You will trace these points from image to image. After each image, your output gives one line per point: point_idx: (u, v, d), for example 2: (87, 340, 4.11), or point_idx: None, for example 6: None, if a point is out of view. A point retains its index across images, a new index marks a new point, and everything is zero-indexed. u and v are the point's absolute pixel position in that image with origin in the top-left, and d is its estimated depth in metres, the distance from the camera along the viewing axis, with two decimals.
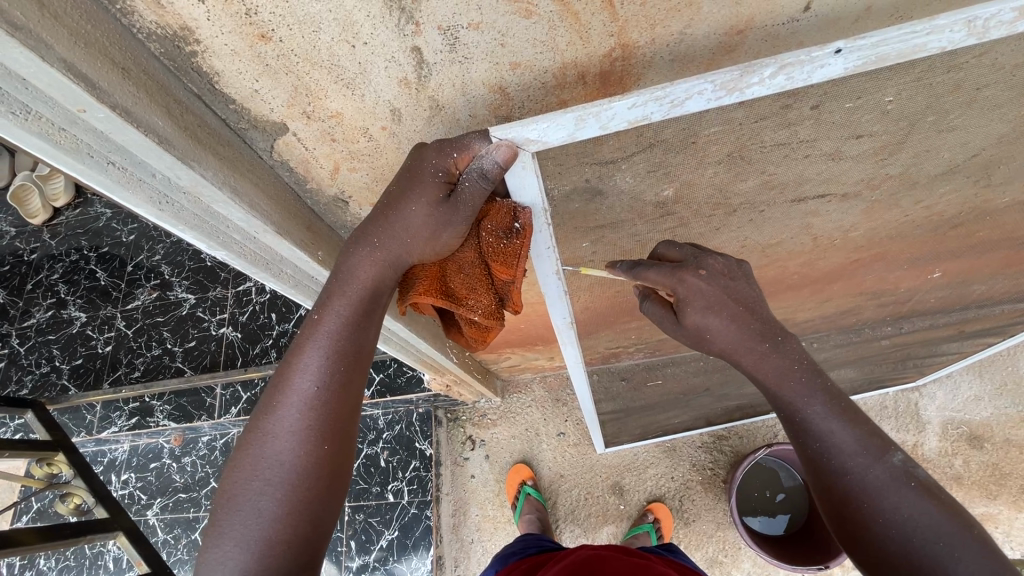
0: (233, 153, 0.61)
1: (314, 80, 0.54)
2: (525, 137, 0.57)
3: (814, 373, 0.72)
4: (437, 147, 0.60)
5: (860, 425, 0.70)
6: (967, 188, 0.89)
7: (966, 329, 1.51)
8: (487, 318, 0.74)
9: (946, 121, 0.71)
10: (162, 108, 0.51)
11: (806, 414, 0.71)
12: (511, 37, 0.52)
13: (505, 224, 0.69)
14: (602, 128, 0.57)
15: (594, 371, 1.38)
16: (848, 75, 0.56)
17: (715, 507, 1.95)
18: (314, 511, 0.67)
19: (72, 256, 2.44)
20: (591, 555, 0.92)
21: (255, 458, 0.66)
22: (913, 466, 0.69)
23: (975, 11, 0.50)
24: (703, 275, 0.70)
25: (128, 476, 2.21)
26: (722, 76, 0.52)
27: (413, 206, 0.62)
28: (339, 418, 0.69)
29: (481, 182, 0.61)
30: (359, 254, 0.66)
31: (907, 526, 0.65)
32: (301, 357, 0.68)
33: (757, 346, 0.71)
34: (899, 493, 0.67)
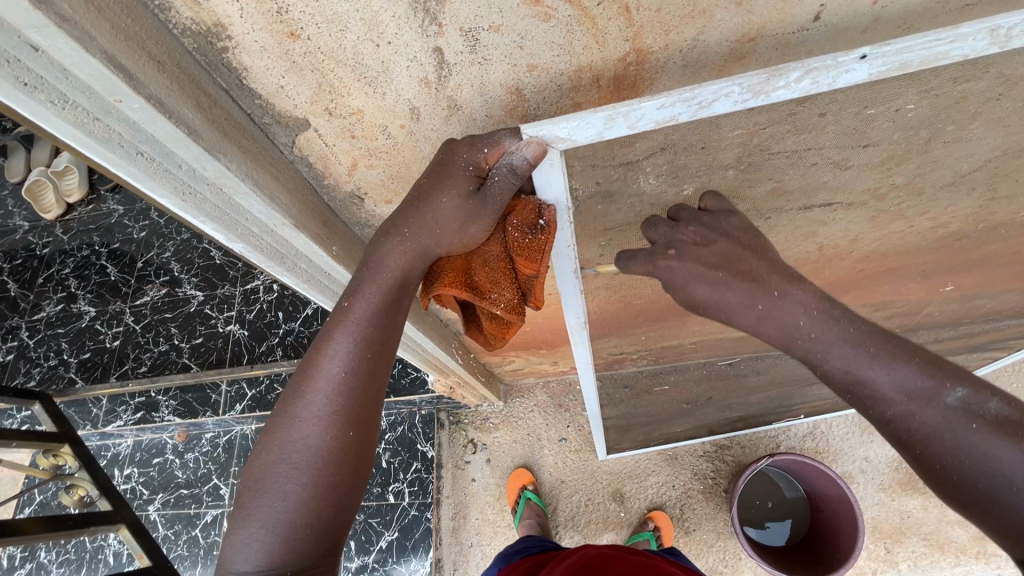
0: (256, 146, 0.62)
1: (338, 77, 0.56)
2: (556, 134, 0.60)
3: (830, 319, 0.66)
4: (469, 142, 0.62)
5: (899, 366, 0.63)
6: (973, 200, 0.90)
7: (971, 342, 1.52)
8: (510, 311, 0.70)
9: (953, 132, 0.72)
10: (192, 101, 0.53)
11: (832, 362, 0.66)
12: (530, 40, 0.53)
13: (530, 220, 0.69)
14: (629, 128, 0.59)
15: (599, 376, 1.39)
16: (872, 81, 0.57)
17: (716, 517, 1.94)
18: (338, 496, 0.68)
19: (84, 252, 2.47)
20: (597, 553, 0.94)
21: (283, 441, 0.68)
22: (978, 395, 0.61)
23: (998, 20, 0.52)
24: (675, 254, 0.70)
25: (131, 471, 2.22)
26: (750, 78, 0.53)
27: (445, 197, 0.63)
28: (365, 406, 0.70)
29: (510, 177, 0.63)
30: (390, 243, 0.67)
31: (973, 471, 0.60)
32: (330, 344, 0.69)
33: (750, 308, 0.68)
34: (961, 435, 0.60)
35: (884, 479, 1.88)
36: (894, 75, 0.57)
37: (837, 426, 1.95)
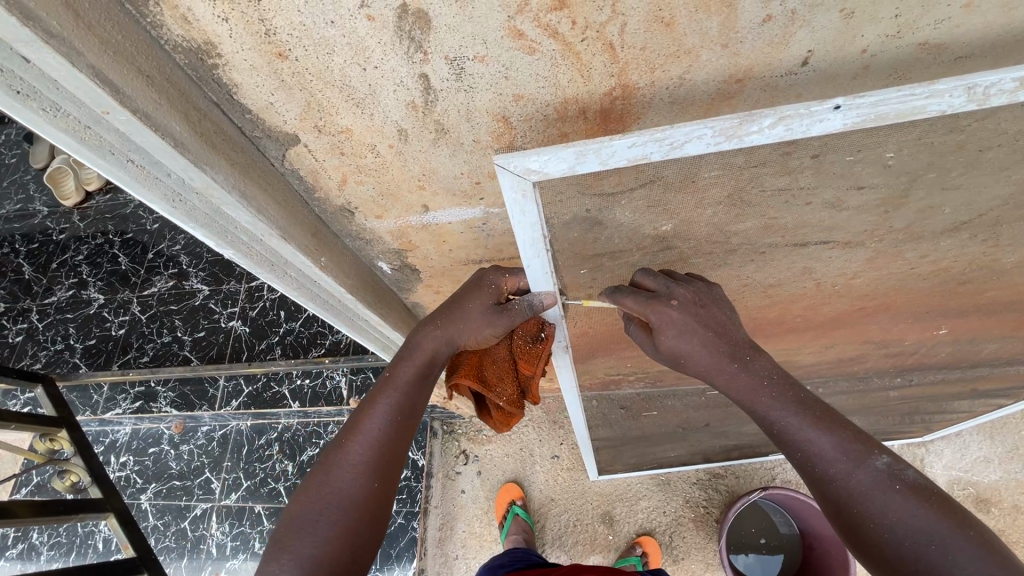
0: (245, 158, 0.64)
1: (327, 97, 0.57)
2: (527, 167, 0.59)
3: (785, 384, 0.75)
4: (496, 269, 0.85)
5: (837, 431, 0.70)
6: (975, 246, 0.88)
7: (977, 387, 1.48)
8: (510, 404, 0.93)
9: (949, 179, 0.71)
10: (181, 114, 0.54)
11: (782, 426, 0.73)
12: (515, 71, 0.54)
13: (533, 332, 0.91)
14: (602, 163, 0.59)
15: (591, 396, 1.37)
16: (847, 131, 0.56)
17: (705, 547, 1.91)
18: (357, 543, 0.75)
19: (98, 240, 2.52)
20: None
21: (319, 484, 0.77)
22: (900, 465, 0.68)
23: (975, 78, 0.52)
24: (677, 305, 0.75)
25: (126, 459, 2.24)
26: (721, 122, 0.53)
27: (472, 304, 0.83)
28: (390, 462, 0.81)
29: (528, 309, 0.83)
30: (426, 328, 0.85)
31: (893, 529, 0.65)
32: (372, 404, 0.83)
33: (726, 367, 0.75)
34: (883, 498, 0.66)
35: None
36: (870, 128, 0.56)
37: None
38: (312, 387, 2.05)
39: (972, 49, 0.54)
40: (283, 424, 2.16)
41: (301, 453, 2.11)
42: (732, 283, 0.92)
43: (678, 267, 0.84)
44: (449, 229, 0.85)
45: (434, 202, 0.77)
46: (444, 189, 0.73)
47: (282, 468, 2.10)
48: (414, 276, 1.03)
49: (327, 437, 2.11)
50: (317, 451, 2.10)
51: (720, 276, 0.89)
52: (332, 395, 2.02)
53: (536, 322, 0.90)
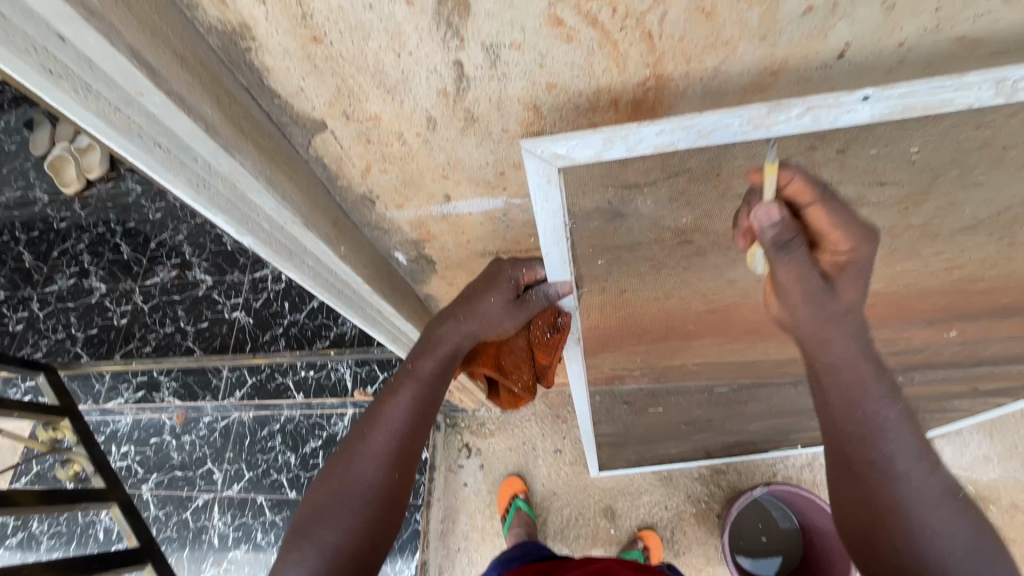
0: (271, 144, 0.63)
1: (358, 83, 0.57)
2: (553, 152, 0.58)
3: (885, 383, 0.77)
4: (514, 262, 0.85)
5: (901, 414, 0.73)
6: (990, 245, 0.88)
7: (980, 386, 1.49)
8: (524, 390, 0.99)
9: (972, 176, 0.71)
10: (212, 97, 0.53)
11: (885, 418, 0.74)
12: (550, 60, 0.53)
13: (549, 322, 0.92)
14: (628, 150, 0.58)
15: (598, 391, 1.36)
16: (874, 123, 0.57)
17: (706, 541, 1.92)
18: (377, 532, 0.77)
19: (99, 228, 2.50)
20: (602, 566, 0.87)
21: (341, 474, 0.78)
22: (950, 478, 0.77)
23: (1004, 73, 0.52)
24: (851, 250, 0.73)
25: (127, 449, 2.23)
26: (751, 111, 0.53)
27: (492, 299, 0.84)
28: (410, 455, 0.81)
29: (544, 299, 0.86)
30: (449, 322, 0.85)
31: (949, 534, 0.71)
32: (392, 397, 0.82)
33: (864, 333, 0.75)
34: (946, 504, 0.73)
35: None
36: (897, 120, 0.56)
37: None
38: (317, 379, 2.06)
39: (1007, 45, 0.54)
40: (286, 416, 2.16)
41: (304, 445, 2.11)
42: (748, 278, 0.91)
43: (697, 262, 0.84)
44: (468, 220, 0.85)
45: (456, 191, 0.76)
46: (468, 178, 0.73)
47: (285, 460, 2.10)
48: (428, 266, 1.02)
49: (329, 429, 2.11)
50: (320, 443, 2.09)
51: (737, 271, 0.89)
52: (337, 386, 2.03)
53: (553, 311, 0.92)
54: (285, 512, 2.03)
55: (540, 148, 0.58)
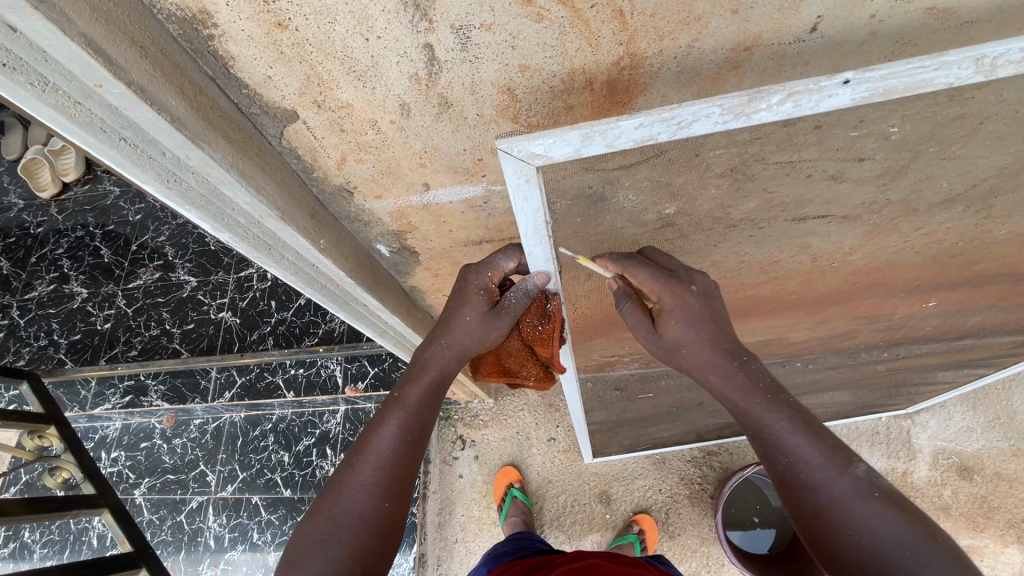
0: (242, 135, 0.62)
1: (327, 70, 0.55)
2: (531, 151, 0.56)
3: (778, 392, 0.77)
4: (476, 270, 0.82)
5: (822, 439, 0.74)
6: (968, 218, 0.89)
7: (962, 359, 1.51)
8: (540, 381, 0.99)
9: (948, 150, 0.71)
10: (176, 88, 0.52)
11: (774, 431, 0.76)
12: (522, 40, 0.53)
13: (539, 313, 0.86)
14: (607, 146, 0.56)
15: (589, 379, 1.36)
16: (854, 106, 0.55)
17: (701, 522, 1.95)
18: (370, 564, 0.75)
19: (78, 232, 2.45)
20: (588, 564, 0.85)
21: (330, 505, 0.77)
22: (877, 476, 0.73)
23: (983, 49, 0.51)
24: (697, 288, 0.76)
25: (118, 454, 2.21)
26: (731, 100, 0.51)
27: (467, 313, 0.83)
28: (400, 484, 0.80)
29: (524, 297, 0.82)
30: (432, 345, 0.86)
31: (874, 538, 0.68)
32: (380, 425, 0.82)
33: (725, 365, 0.77)
34: (862, 505, 0.70)
35: None
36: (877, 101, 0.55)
37: None
38: (307, 376, 2.03)
39: (978, 14, 0.54)
40: (278, 415, 2.14)
41: (297, 443, 2.10)
42: (731, 260, 0.92)
43: (679, 244, 0.83)
44: (449, 209, 0.84)
45: (435, 180, 0.75)
46: (446, 166, 0.72)
47: (278, 459, 2.09)
48: (412, 258, 1.02)
49: (322, 426, 2.10)
50: (313, 440, 2.09)
51: (719, 254, 0.89)
52: (327, 383, 2.01)
53: (540, 301, 0.85)
54: (281, 510, 2.02)
55: (515, 147, 0.56)
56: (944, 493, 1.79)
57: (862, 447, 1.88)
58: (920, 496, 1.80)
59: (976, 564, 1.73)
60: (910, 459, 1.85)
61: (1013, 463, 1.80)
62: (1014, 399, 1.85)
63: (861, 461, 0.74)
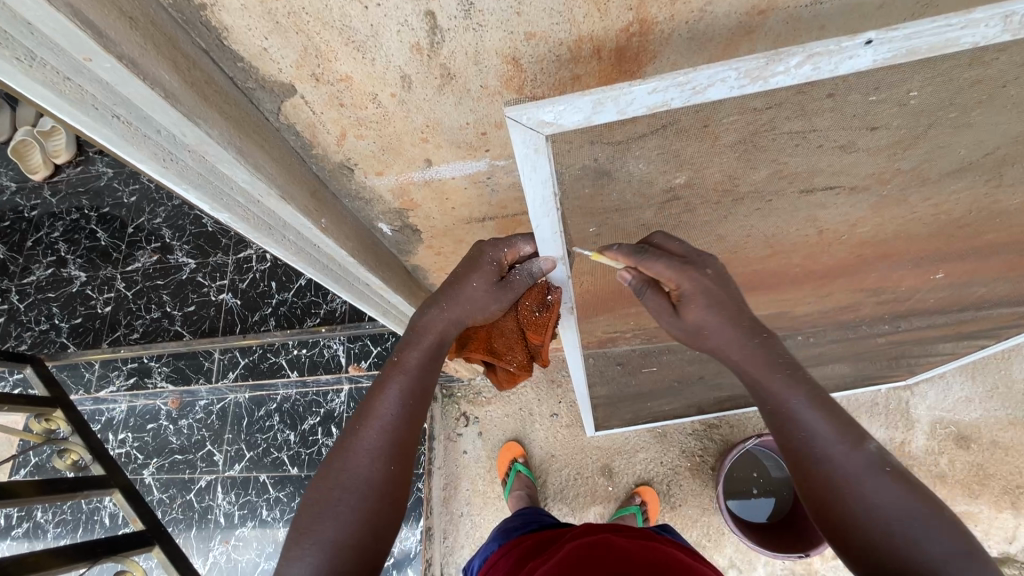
0: (239, 112, 0.60)
1: (325, 40, 0.53)
2: (541, 118, 0.53)
3: (798, 371, 0.79)
4: (493, 244, 0.82)
5: (837, 416, 0.76)
6: (978, 187, 0.88)
7: (964, 330, 1.51)
8: (520, 369, 0.98)
9: (964, 118, 0.69)
10: (169, 61, 0.50)
11: (791, 406, 0.77)
12: (527, 7, 0.51)
13: (538, 300, 0.88)
14: (619, 113, 0.54)
15: (591, 355, 1.37)
16: (874, 68, 0.52)
17: (701, 493, 1.99)
18: (378, 525, 0.77)
19: (73, 215, 2.42)
20: (597, 537, 0.85)
21: (336, 471, 0.78)
22: (886, 454, 0.75)
23: (1012, 6, 0.48)
24: (708, 273, 0.78)
25: (125, 436, 2.23)
26: (748, 63, 0.49)
27: (474, 282, 0.81)
28: (404, 447, 0.82)
29: (528, 278, 0.82)
30: (432, 311, 0.84)
31: (883, 510, 0.71)
32: (382, 391, 0.83)
33: (747, 341, 0.80)
34: (876, 479, 0.72)
35: None
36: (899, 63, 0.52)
37: None
38: (310, 357, 2.04)
39: None
40: (282, 395, 2.16)
41: (302, 422, 2.11)
42: (738, 233, 0.90)
43: (686, 218, 0.82)
44: (451, 185, 0.82)
45: (437, 155, 0.74)
46: (448, 140, 0.70)
47: (284, 438, 2.11)
48: (414, 237, 1.00)
49: (327, 405, 2.11)
50: (318, 419, 2.10)
51: (726, 227, 0.88)
52: (331, 363, 2.02)
53: (541, 289, 0.87)
54: (289, 488, 2.05)
55: (524, 114, 0.53)
56: (941, 461, 1.82)
57: (862, 418, 1.90)
58: (917, 464, 1.84)
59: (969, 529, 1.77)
60: (908, 429, 1.87)
61: (1009, 431, 1.82)
62: (1013, 369, 1.86)
63: (870, 437, 0.76)
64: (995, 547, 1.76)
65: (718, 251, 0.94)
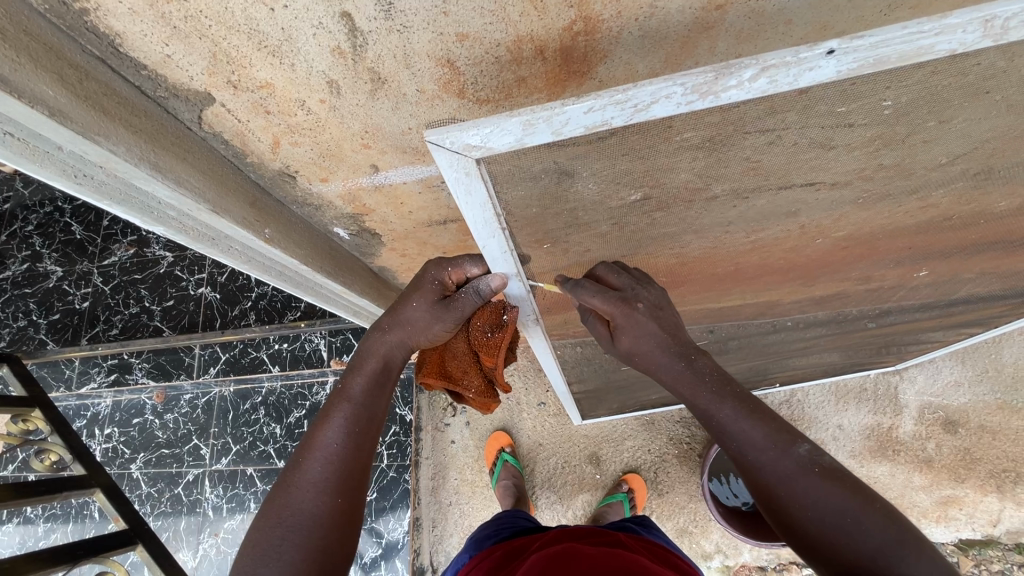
0: (151, 124, 0.55)
1: (234, 45, 0.48)
2: (466, 142, 0.49)
3: (724, 381, 0.80)
4: (437, 262, 0.82)
5: (766, 421, 0.76)
6: (968, 182, 0.82)
7: (956, 319, 1.47)
8: (481, 394, 0.93)
9: (954, 115, 0.63)
10: (53, 73, 0.45)
11: (720, 418, 0.78)
12: (453, 5, 0.45)
13: (490, 320, 0.87)
14: (555, 134, 0.48)
15: (570, 350, 1.34)
16: (840, 79, 0.46)
17: (688, 480, 1.98)
18: (326, 561, 0.74)
19: (46, 207, 2.34)
20: (565, 546, 0.81)
21: (280, 507, 0.76)
22: (822, 452, 0.73)
23: (992, 8, 0.41)
24: (640, 308, 0.80)
25: (111, 430, 2.17)
26: (693, 78, 0.43)
27: (416, 304, 0.82)
28: (352, 477, 0.80)
29: (476, 296, 0.81)
30: (375, 336, 0.85)
31: (818, 513, 0.70)
32: (326, 421, 0.82)
33: (674, 365, 0.82)
34: (806, 481, 0.71)
35: (855, 446, 1.85)
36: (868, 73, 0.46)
37: (813, 394, 1.89)
38: (291, 351, 2.04)
39: None
40: (267, 388, 2.11)
41: (288, 415, 2.08)
42: (713, 234, 0.85)
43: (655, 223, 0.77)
44: (404, 189, 0.77)
45: (383, 160, 0.68)
46: (392, 146, 0.65)
47: (271, 431, 2.07)
48: (375, 240, 0.96)
49: (312, 398, 2.07)
50: (304, 412, 2.07)
51: (699, 230, 0.82)
52: (313, 357, 2.03)
53: (496, 309, 0.87)
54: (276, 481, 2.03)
55: (448, 138, 0.50)
56: (928, 446, 1.82)
57: (850, 404, 1.88)
58: (904, 449, 1.83)
59: (953, 513, 1.77)
60: (896, 414, 1.86)
61: (998, 416, 1.81)
62: (1004, 353, 1.84)
63: (804, 436, 0.75)
64: (980, 530, 1.76)
65: (694, 251, 0.89)
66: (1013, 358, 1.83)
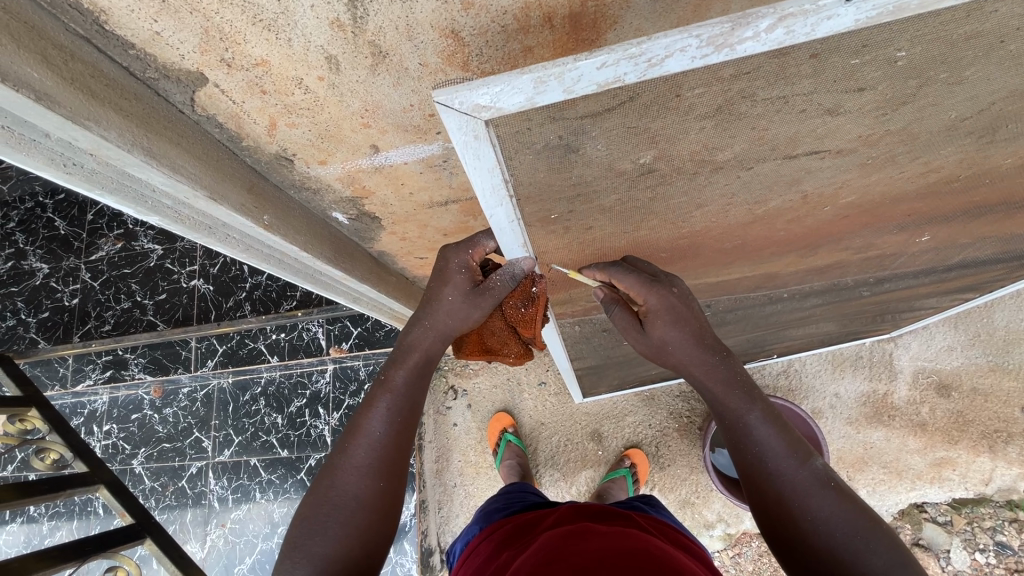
0: (141, 106, 0.52)
1: (226, 20, 0.46)
2: (475, 102, 0.46)
3: (754, 387, 0.84)
4: (457, 248, 0.81)
5: (787, 433, 0.81)
6: (971, 145, 0.82)
7: (951, 285, 1.48)
8: (521, 356, 0.98)
9: (963, 77, 0.62)
10: (36, 54, 0.42)
11: (747, 420, 0.82)
12: None
13: (523, 296, 0.87)
14: (566, 91, 0.46)
15: (572, 330, 1.33)
16: (857, 28, 0.45)
17: (689, 453, 2.01)
18: (368, 538, 0.78)
19: (26, 203, 2.26)
20: (578, 525, 0.80)
21: (326, 487, 0.80)
22: (831, 472, 0.80)
23: None
24: (675, 291, 0.82)
25: (110, 427, 2.15)
26: (709, 28, 0.41)
27: (450, 293, 0.82)
28: (393, 465, 0.82)
29: (510, 279, 0.83)
30: (416, 329, 0.86)
31: (827, 524, 0.74)
32: (370, 410, 0.84)
33: (707, 359, 0.84)
34: (821, 495, 0.76)
35: (851, 413, 1.89)
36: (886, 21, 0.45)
37: (810, 363, 1.91)
38: (289, 341, 2.04)
39: None
40: (266, 377, 2.09)
41: (289, 405, 2.07)
42: (715, 208, 0.84)
43: (660, 199, 0.75)
44: (405, 170, 0.75)
45: (383, 140, 0.66)
46: (393, 124, 0.63)
47: (272, 421, 2.07)
48: (373, 223, 0.94)
49: (312, 386, 2.06)
50: (304, 401, 2.06)
51: (703, 204, 0.81)
52: (311, 346, 2.02)
53: (526, 284, 0.85)
54: (280, 470, 2.03)
55: (456, 98, 0.46)
56: (922, 411, 1.85)
57: (846, 371, 1.91)
58: (899, 415, 1.87)
59: (947, 474, 1.81)
60: (891, 380, 1.88)
61: (989, 378, 1.84)
62: (995, 316, 1.86)
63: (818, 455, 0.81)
64: (973, 489, 1.80)
65: (698, 224, 0.88)
66: (1005, 321, 1.85)
